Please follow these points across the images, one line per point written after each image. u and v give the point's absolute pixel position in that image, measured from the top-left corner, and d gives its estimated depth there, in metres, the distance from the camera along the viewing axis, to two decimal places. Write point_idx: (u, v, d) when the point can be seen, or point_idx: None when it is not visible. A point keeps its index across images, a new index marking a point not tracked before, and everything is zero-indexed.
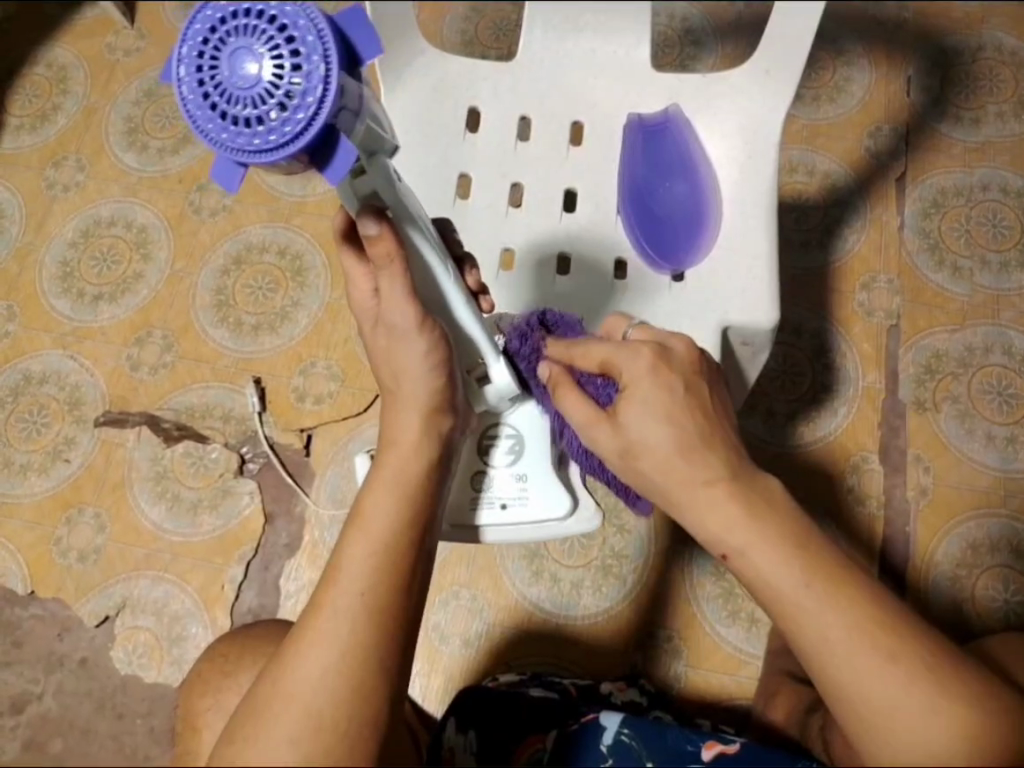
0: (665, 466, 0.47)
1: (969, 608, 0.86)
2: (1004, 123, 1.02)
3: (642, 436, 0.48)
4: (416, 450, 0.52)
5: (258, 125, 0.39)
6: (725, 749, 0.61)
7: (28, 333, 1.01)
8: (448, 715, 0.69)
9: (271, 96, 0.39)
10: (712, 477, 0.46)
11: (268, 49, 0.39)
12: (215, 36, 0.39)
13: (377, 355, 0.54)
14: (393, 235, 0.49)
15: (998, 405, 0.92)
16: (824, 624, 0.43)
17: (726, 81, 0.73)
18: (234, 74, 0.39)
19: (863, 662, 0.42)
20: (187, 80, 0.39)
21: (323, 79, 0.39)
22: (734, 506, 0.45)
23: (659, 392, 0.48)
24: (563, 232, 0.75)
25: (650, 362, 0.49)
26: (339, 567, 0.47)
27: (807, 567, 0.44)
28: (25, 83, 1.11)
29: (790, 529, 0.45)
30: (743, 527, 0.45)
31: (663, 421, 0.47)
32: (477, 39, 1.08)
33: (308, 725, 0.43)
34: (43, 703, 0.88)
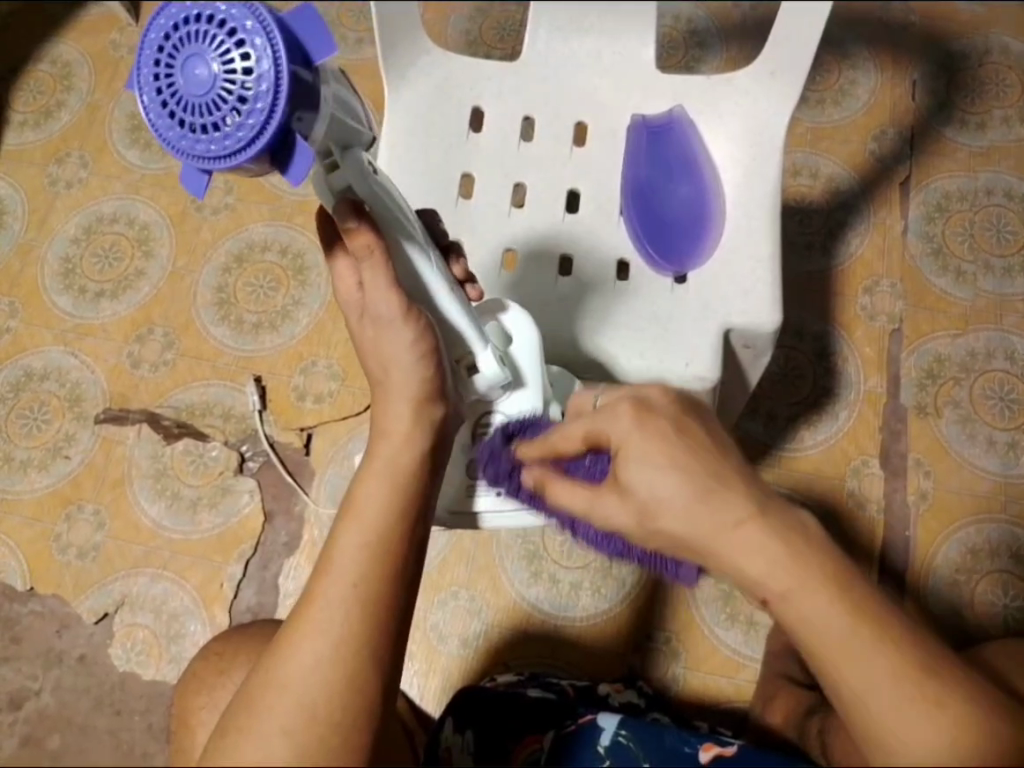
0: (686, 518, 0.42)
1: (968, 614, 0.85)
2: (1010, 127, 1.01)
3: (651, 489, 0.43)
4: (406, 440, 0.50)
5: (215, 131, 0.39)
6: (723, 751, 0.61)
7: (30, 329, 1.01)
8: (447, 715, 0.69)
9: (226, 103, 0.39)
10: (740, 516, 0.41)
11: (221, 55, 0.38)
12: (168, 43, 0.39)
13: (363, 345, 0.52)
14: (371, 228, 0.49)
15: (1000, 410, 0.92)
16: (867, 668, 0.40)
17: (730, 83, 0.73)
18: (188, 82, 0.39)
19: (908, 706, 0.39)
20: (145, 90, 0.39)
21: (274, 83, 0.39)
22: (773, 547, 0.40)
23: (658, 437, 0.43)
24: (566, 232, 0.74)
25: (632, 416, 0.45)
26: (332, 558, 0.47)
27: (852, 612, 0.40)
28: (30, 79, 1.11)
29: (833, 574, 0.40)
30: (785, 576, 0.40)
31: (667, 467, 0.42)
32: (481, 39, 1.08)
33: (300, 718, 0.43)
34: (41, 699, 0.88)
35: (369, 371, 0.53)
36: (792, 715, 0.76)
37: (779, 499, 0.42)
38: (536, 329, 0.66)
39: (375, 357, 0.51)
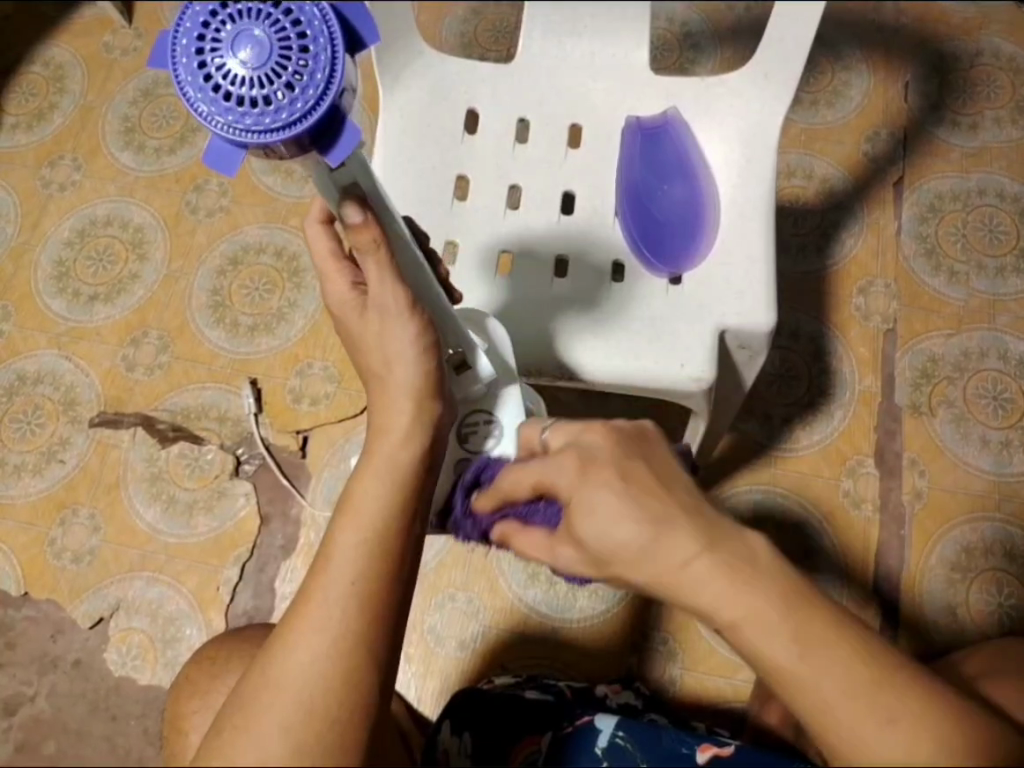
0: (637, 561, 0.41)
1: (963, 614, 0.86)
2: (1001, 128, 1.02)
3: (606, 539, 0.42)
4: (407, 437, 0.50)
5: (264, 105, 0.39)
6: (720, 751, 0.61)
7: (23, 333, 1.00)
8: (443, 717, 0.69)
9: (279, 77, 0.38)
10: (688, 553, 0.40)
11: (275, 31, 0.38)
12: (216, 19, 0.38)
13: (364, 342, 0.51)
14: (376, 224, 0.48)
15: (993, 409, 0.92)
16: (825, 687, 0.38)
17: (723, 84, 0.73)
18: (238, 56, 0.38)
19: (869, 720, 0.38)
20: (187, 63, 0.38)
21: (330, 65, 0.39)
22: (718, 580, 0.40)
23: (602, 487, 0.42)
24: (561, 233, 0.74)
25: (577, 467, 0.44)
26: (329, 557, 0.46)
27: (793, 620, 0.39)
28: (22, 82, 1.10)
29: (783, 590, 0.39)
30: (734, 599, 0.39)
31: (617, 519, 0.41)
32: (475, 41, 1.08)
33: (299, 715, 0.42)
34: (36, 705, 0.87)
35: (369, 372, 0.52)
36: (790, 716, 0.76)
37: (730, 527, 0.41)
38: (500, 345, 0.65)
39: (380, 355, 0.51)
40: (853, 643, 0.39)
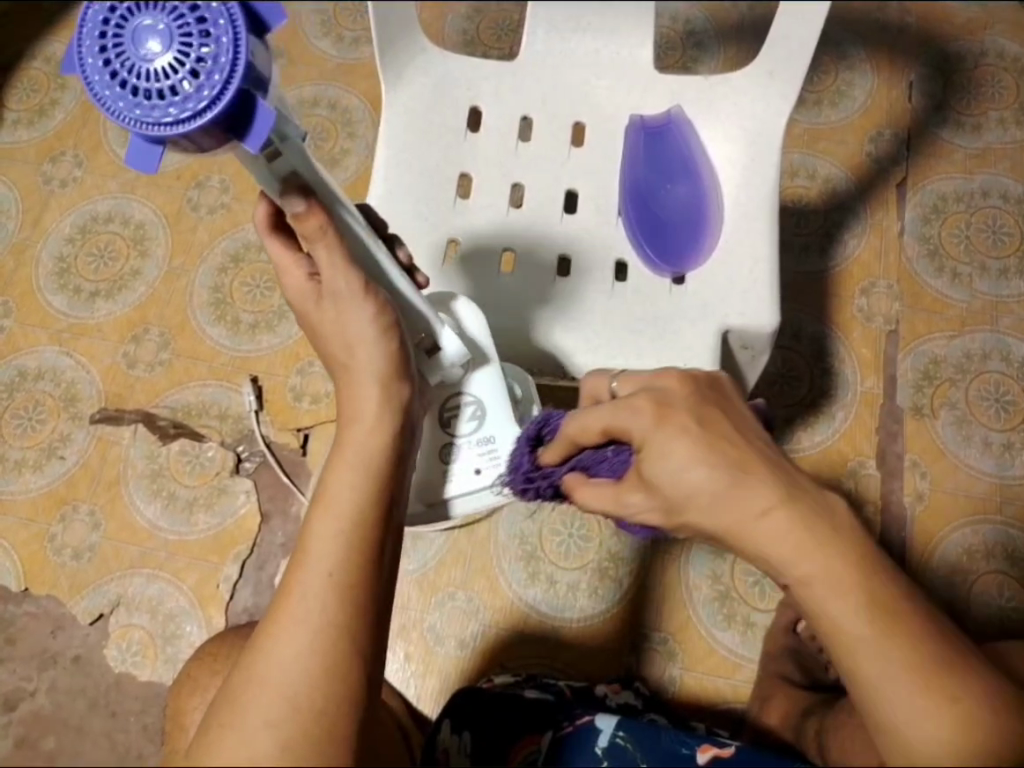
0: (711, 503, 0.44)
1: (965, 616, 0.85)
2: (1006, 129, 1.02)
3: (681, 482, 0.45)
4: (375, 422, 0.51)
5: (172, 96, 0.38)
6: (721, 752, 0.60)
7: (24, 329, 1.00)
8: (443, 717, 0.70)
9: (182, 66, 0.38)
10: (765, 503, 0.43)
11: (174, 20, 0.38)
12: (115, 15, 0.38)
13: (322, 328, 0.52)
14: (322, 210, 0.49)
15: (995, 411, 0.92)
16: (878, 653, 0.40)
17: (728, 82, 0.73)
18: (140, 48, 0.38)
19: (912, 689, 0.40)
20: (91, 61, 0.38)
21: (232, 47, 0.38)
22: (791, 530, 0.42)
23: (679, 435, 0.45)
24: (564, 233, 0.74)
25: (654, 416, 0.47)
26: (306, 550, 0.46)
27: (852, 583, 0.41)
28: (24, 77, 1.10)
29: (855, 551, 0.42)
30: (807, 552, 0.42)
31: (695, 463, 0.44)
32: (478, 39, 1.08)
33: (286, 710, 0.42)
34: (36, 701, 0.87)
35: (331, 359, 0.54)
36: (790, 716, 0.76)
37: (809, 484, 0.44)
38: (478, 330, 0.65)
39: (340, 342, 0.52)
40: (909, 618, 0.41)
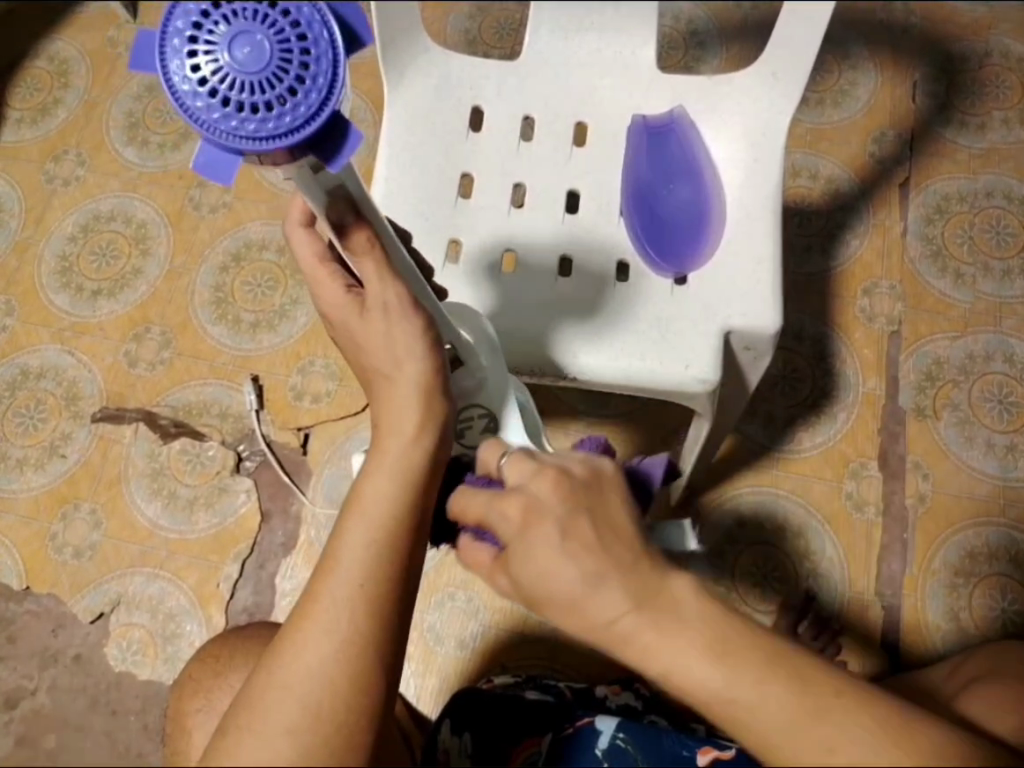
0: (571, 616, 0.38)
1: (966, 618, 0.85)
2: (1009, 129, 1.01)
3: (545, 592, 0.38)
4: (416, 434, 0.49)
5: (266, 111, 0.36)
6: (721, 754, 0.61)
7: (26, 327, 1.01)
8: (443, 717, 0.68)
9: (281, 81, 0.36)
10: (616, 609, 0.37)
11: (274, 34, 0.36)
12: (209, 21, 0.36)
13: (368, 344, 0.51)
14: (369, 225, 0.49)
15: (998, 414, 0.92)
16: (767, 727, 0.35)
17: (730, 82, 0.73)
18: (235, 59, 0.36)
19: (813, 757, 0.35)
20: (180, 68, 0.36)
21: (332, 69, 0.37)
22: (651, 633, 0.37)
23: (538, 539, 0.38)
24: (566, 233, 0.73)
25: (517, 513, 0.39)
26: (336, 557, 0.46)
27: (727, 659, 0.36)
28: (27, 76, 1.10)
29: (710, 634, 0.36)
30: (665, 651, 0.36)
31: (551, 571, 0.37)
32: (480, 39, 1.08)
33: (305, 716, 0.42)
34: (37, 699, 0.87)
35: (370, 370, 0.52)
36: None
37: (654, 570, 0.38)
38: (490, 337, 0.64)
39: (386, 355, 0.51)
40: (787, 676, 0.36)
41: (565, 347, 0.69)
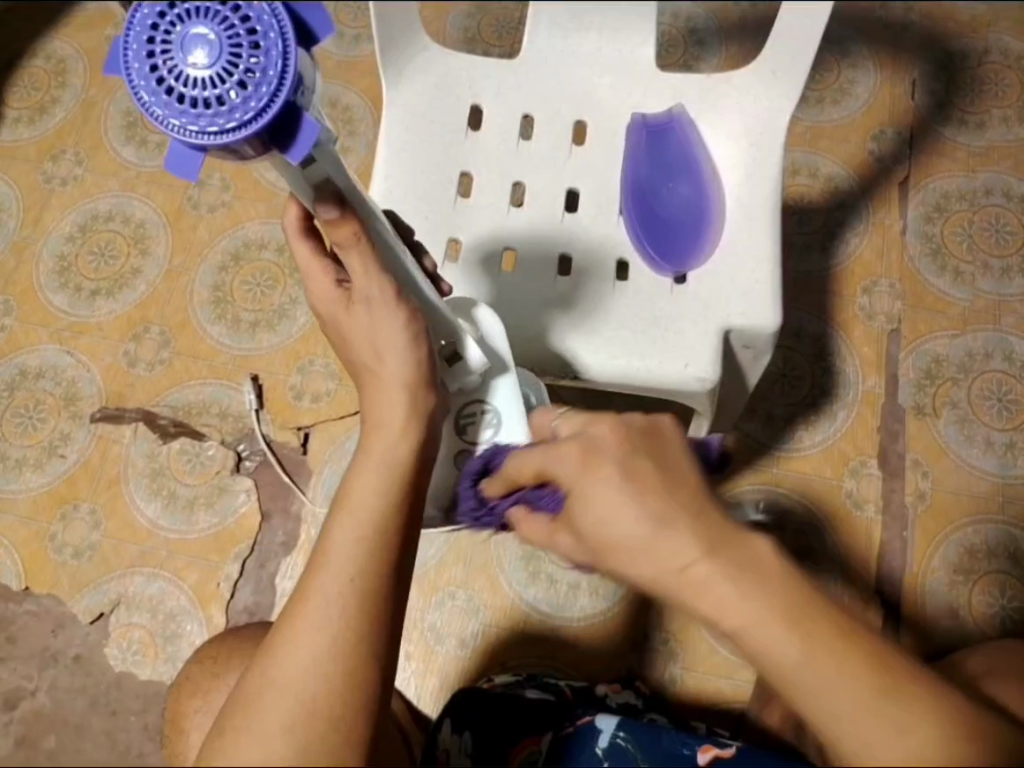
0: (636, 556, 0.36)
1: (966, 615, 0.85)
2: (1008, 127, 1.01)
3: (609, 533, 0.37)
4: (402, 430, 0.50)
5: (218, 105, 0.36)
6: (721, 752, 0.61)
7: (25, 327, 1.00)
8: (443, 716, 0.69)
9: (230, 74, 0.36)
10: (687, 556, 0.35)
11: (223, 28, 0.36)
12: (164, 20, 0.36)
13: (352, 336, 0.51)
14: (355, 218, 0.48)
15: (997, 411, 0.92)
16: (834, 702, 0.34)
17: (730, 81, 0.73)
18: (186, 55, 0.36)
19: (881, 735, 0.34)
20: (136, 66, 0.36)
21: (282, 60, 0.36)
22: (725, 584, 0.35)
23: (602, 486, 0.37)
24: (565, 232, 0.73)
25: (578, 460, 0.39)
26: (326, 554, 0.46)
27: (808, 630, 0.34)
28: (24, 75, 1.10)
29: (791, 598, 0.35)
30: (741, 609, 0.35)
31: (623, 505, 0.37)
32: (480, 37, 1.08)
33: (300, 715, 0.42)
34: (37, 699, 0.87)
35: (356, 364, 0.52)
36: (791, 716, 0.75)
37: (733, 524, 0.36)
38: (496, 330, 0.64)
39: (370, 348, 0.51)
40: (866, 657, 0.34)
41: (565, 347, 0.69)
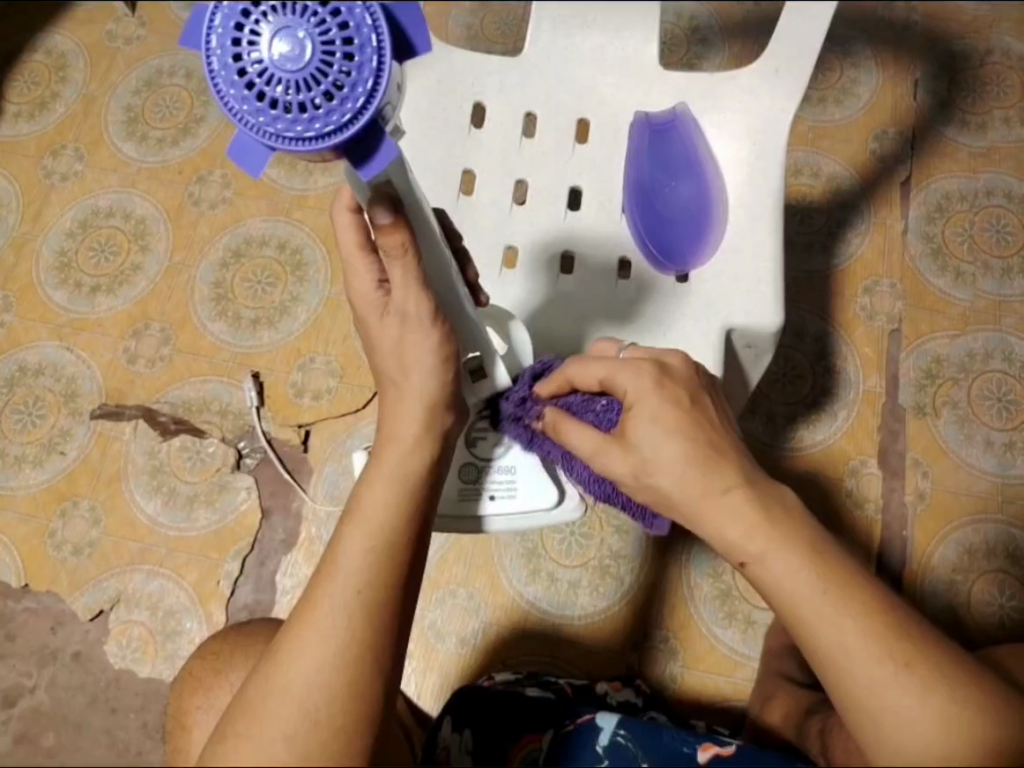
0: (677, 475, 0.48)
1: (965, 613, 0.86)
2: (1010, 128, 1.02)
3: (655, 452, 0.49)
4: (417, 443, 0.51)
5: (298, 112, 0.37)
6: (722, 750, 0.61)
7: (24, 323, 1.00)
8: (444, 714, 0.69)
9: (317, 83, 0.37)
10: (730, 481, 0.47)
11: (319, 33, 0.36)
12: (258, 10, 0.36)
13: (379, 344, 0.51)
14: (406, 227, 0.46)
15: (997, 411, 0.92)
16: (840, 630, 0.43)
17: (734, 80, 0.72)
18: (277, 54, 0.37)
19: (878, 663, 0.43)
20: (221, 54, 0.37)
21: (374, 76, 0.37)
22: (750, 509, 0.47)
23: (667, 405, 0.50)
24: (568, 231, 0.73)
25: (652, 379, 0.51)
26: (334, 563, 0.46)
27: (820, 565, 0.45)
28: (25, 70, 1.10)
29: (809, 547, 0.46)
30: (762, 533, 0.46)
31: (672, 434, 0.49)
32: (482, 34, 1.07)
33: (303, 723, 0.43)
34: (36, 697, 0.87)
35: (380, 370, 0.53)
36: (793, 715, 0.76)
37: (768, 483, 0.48)
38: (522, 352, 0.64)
39: (396, 360, 0.51)
40: (871, 603, 0.44)
41: (584, 351, 0.70)
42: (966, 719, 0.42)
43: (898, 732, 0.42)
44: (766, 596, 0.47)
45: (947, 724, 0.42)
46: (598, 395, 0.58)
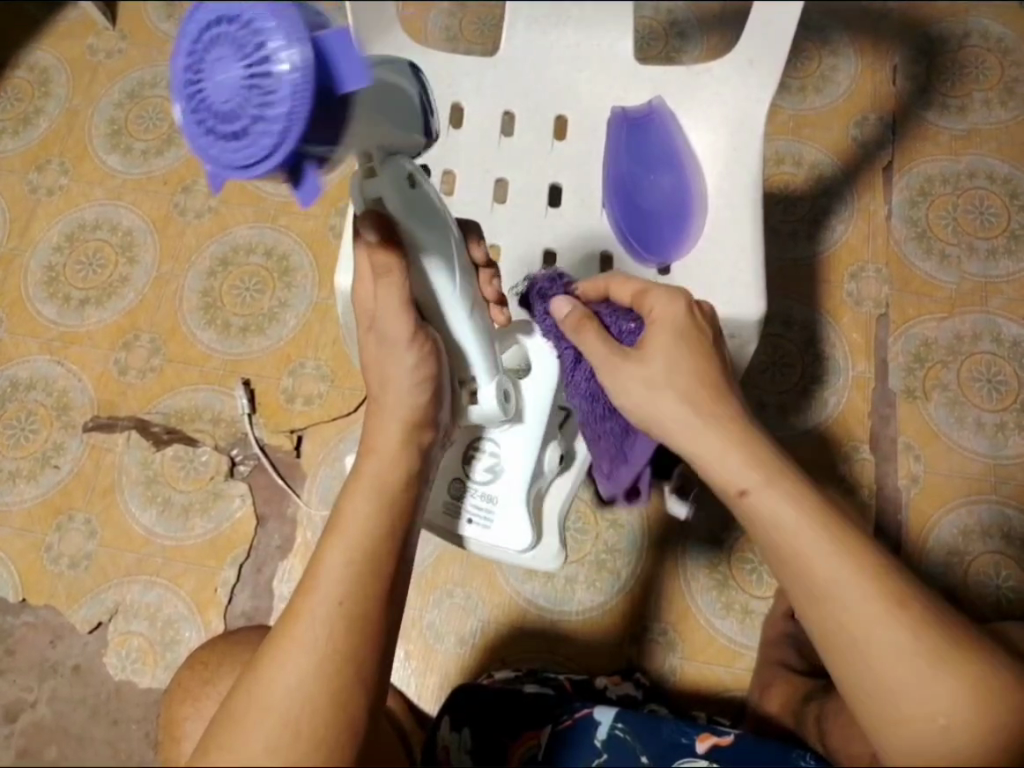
0: (687, 403, 0.51)
1: (961, 596, 0.86)
2: (991, 110, 1.02)
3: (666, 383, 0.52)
4: (396, 458, 0.51)
5: (230, 139, 0.39)
6: (720, 739, 0.61)
7: (14, 338, 1.00)
8: (443, 712, 0.67)
9: (242, 113, 0.38)
10: (731, 419, 0.51)
11: (244, 63, 0.38)
12: (203, 41, 0.39)
13: (367, 354, 0.54)
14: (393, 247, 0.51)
15: (987, 392, 0.92)
16: (830, 557, 0.46)
17: (708, 72, 0.71)
18: (213, 83, 0.39)
19: (862, 588, 0.45)
20: (176, 82, 0.40)
21: (290, 105, 0.38)
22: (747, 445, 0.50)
23: (684, 347, 0.53)
24: (548, 229, 0.74)
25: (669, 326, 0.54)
26: (315, 577, 0.46)
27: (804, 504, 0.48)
28: (7, 87, 1.10)
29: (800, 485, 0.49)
30: (758, 466, 0.49)
31: (685, 372, 0.52)
32: (461, 36, 1.08)
33: (283, 736, 0.43)
34: (37, 711, 0.87)
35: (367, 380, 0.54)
36: (790, 702, 0.77)
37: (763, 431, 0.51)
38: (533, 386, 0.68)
39: (378, 374, 0.53)
40: (858, 542, 0.47)
41: None
42: (942, 657, 0.45)
43: (878, 656, 0.45)
44: (756, 527, 0.49)
45: (924, 657, 0.45)
46: (630, 314, 0.58)
